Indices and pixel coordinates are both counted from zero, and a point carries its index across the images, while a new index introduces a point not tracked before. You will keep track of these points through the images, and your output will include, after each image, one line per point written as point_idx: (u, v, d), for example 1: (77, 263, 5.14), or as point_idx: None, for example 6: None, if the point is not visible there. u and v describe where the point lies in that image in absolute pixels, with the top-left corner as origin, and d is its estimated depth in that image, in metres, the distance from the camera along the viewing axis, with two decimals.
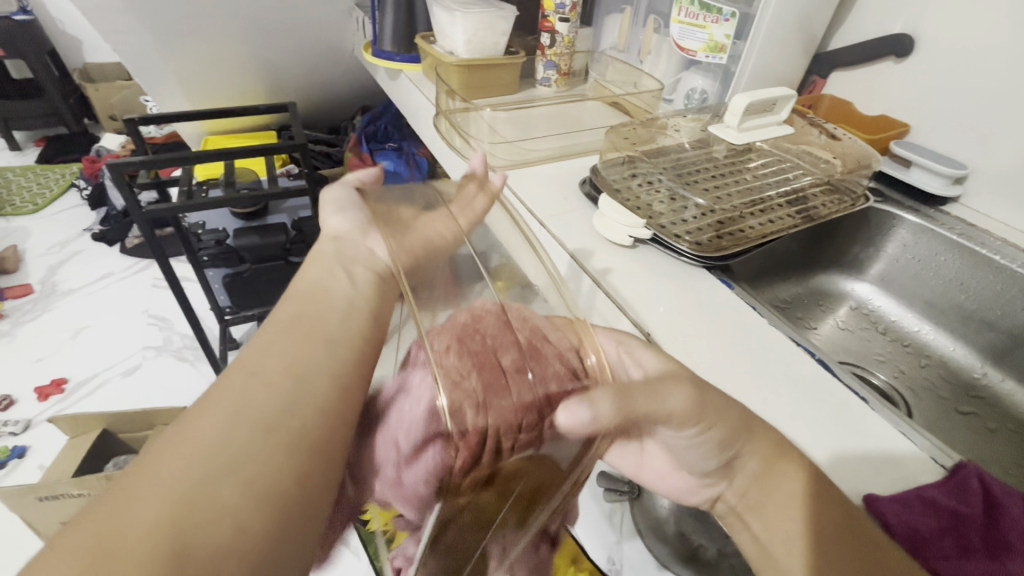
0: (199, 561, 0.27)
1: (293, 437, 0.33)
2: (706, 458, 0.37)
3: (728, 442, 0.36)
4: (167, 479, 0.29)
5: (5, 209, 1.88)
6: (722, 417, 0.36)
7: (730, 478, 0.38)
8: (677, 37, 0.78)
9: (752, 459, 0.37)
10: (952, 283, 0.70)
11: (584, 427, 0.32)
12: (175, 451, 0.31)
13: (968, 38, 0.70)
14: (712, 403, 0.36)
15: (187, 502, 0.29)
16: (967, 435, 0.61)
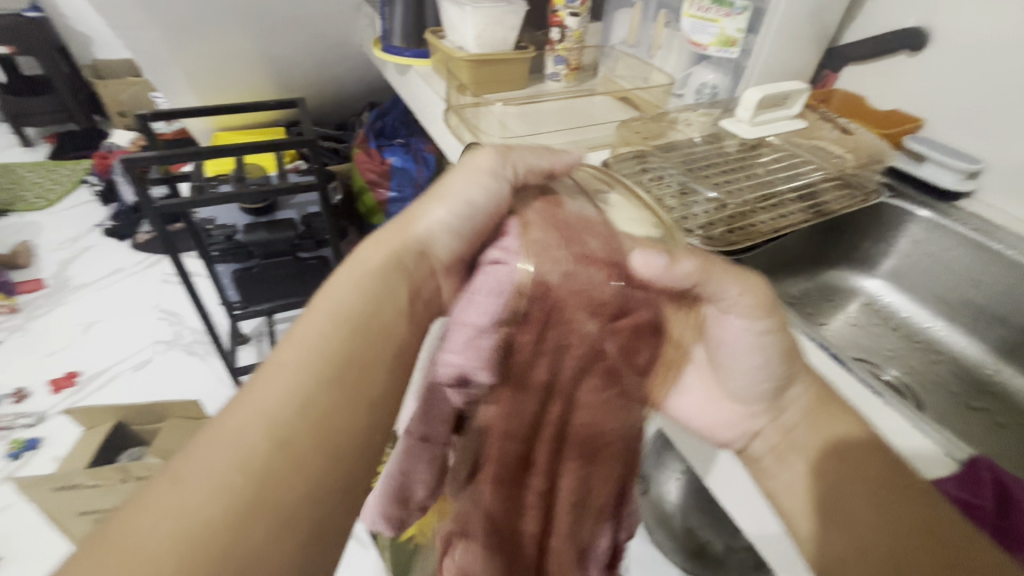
0: (270, 517, 0.27)
1: (342, 436, 0.30)
2: (761, 375, 0.41)
3: (785, 357, 0.40)
4: (232, 439, 0.28)
5: (18, 204, 1.90)
6: (783, 327, 0.40)
7: (779, 413, 0.43)
8: (688, 32, 0.77)
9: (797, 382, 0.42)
10: (964, 279, 0.69)
11: (656, 274, 0.33)
12: (218, 443, 0.28)
13: (984, 32, 0.69)
14: (772, 303, 0.39)
15: (250, 465, 0.27)
16: (979, 431, 0.60)
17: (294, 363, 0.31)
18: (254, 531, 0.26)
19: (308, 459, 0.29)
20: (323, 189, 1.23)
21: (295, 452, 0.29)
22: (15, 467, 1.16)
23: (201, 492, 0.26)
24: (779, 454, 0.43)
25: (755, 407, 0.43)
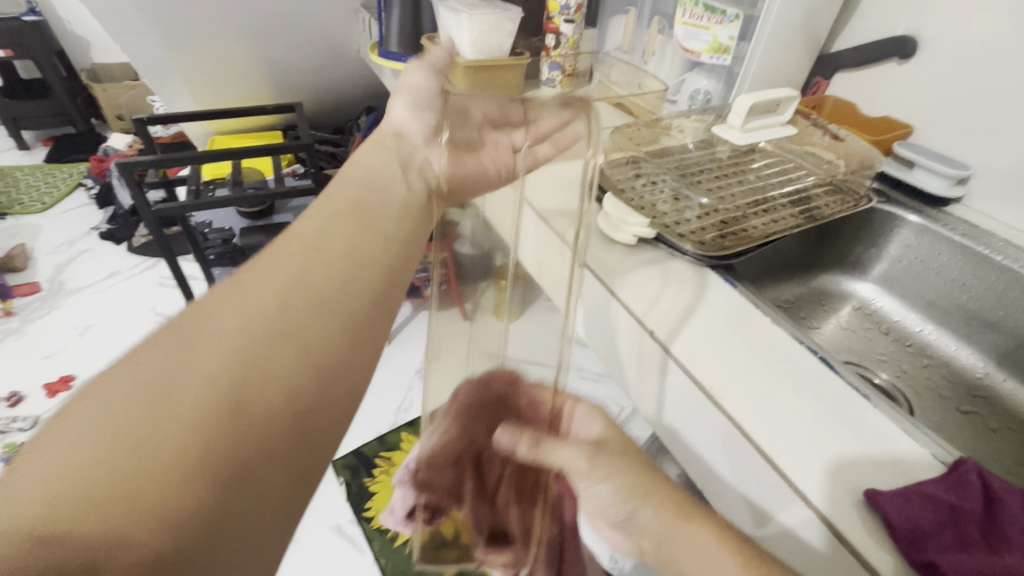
0: (253, 414, 0.30)
1: (318, 342, 0.35)
2: (610, 504, 0.41)
3: (622, 494, 0.40)
4: (220, 342, 0.32)
5: (14, 207, 1.90)
6: (623, 466, 0.41)
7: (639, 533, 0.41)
8: (681, 38, 0.79)
9: (644, 508, 0.40)
10: (954, 284, 0.70)
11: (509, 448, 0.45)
12: (232, 305, 0.34)
13: (971, 40, 0.71)
14: (609, 458, 0.42)
15: (237, 366, 0.31)
16: (969, 435, 0.61)
17: (295, 248, 0.39)
18: (234, 427, 0.29)
19: (281, 370, 0.33)
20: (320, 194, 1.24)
21: (297, 319, 0.35)
22: None
23: (219, 340, 0.32)
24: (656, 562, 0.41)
25: (625, 528, 0.42)
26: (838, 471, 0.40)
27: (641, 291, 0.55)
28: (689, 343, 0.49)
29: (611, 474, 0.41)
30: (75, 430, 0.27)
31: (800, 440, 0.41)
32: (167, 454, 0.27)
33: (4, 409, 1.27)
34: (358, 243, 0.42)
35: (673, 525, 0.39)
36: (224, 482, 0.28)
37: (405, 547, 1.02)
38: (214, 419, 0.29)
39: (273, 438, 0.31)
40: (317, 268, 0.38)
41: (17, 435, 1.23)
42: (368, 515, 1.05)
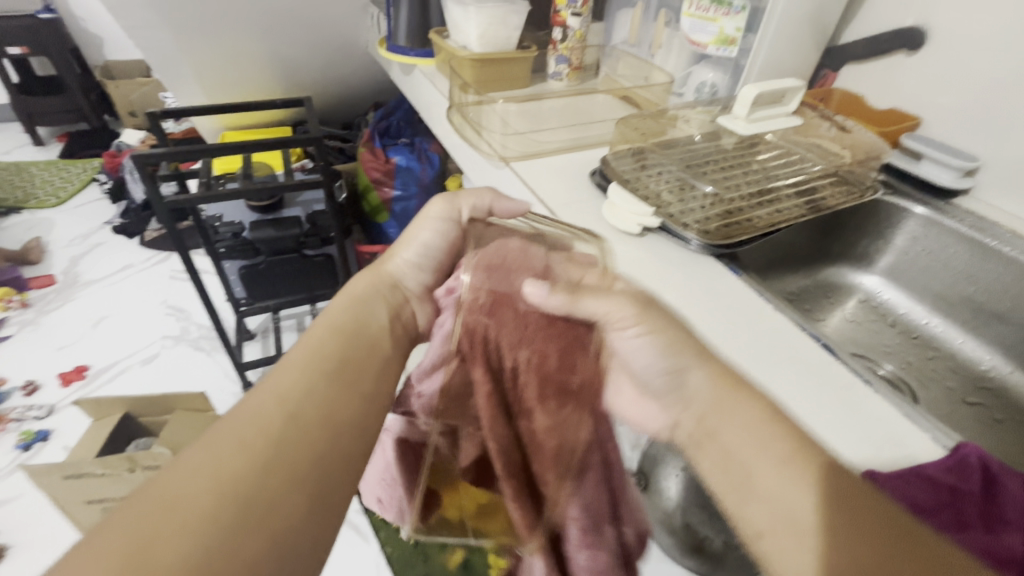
0: None
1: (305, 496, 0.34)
2: (656, 362, 0.38)
3: (667, 346, 0.38)
4: (209, 494, 0.31)
5: (30, 201, 1.93)
6: (668, 323, 0.39)
7: (687, 403, 0.40)
8: (688, 31, 0.78)
9: (695, 367, 0.39)
10: (961, 275, 0.70)
11: (541, 300, 0.36)
12: (222, 452, 0.34)
13: (981, 30, 0.70)
14: (655, 311, 0.38)
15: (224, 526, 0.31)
16: (973, 426, 0.61)
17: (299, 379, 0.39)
18: None
19: (266, 531, 0.32)
20: (329, 187, 1.25)
21: (284, 456, 0.35)
22: (26, 458, 1.17)
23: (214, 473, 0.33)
24: (699, 441, 0.40)
25: (665, 399, 0.41)
26: (835, 450, 0.41)
27: (645, 274, 0.55)
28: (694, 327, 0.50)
29: (657, 328, 0.38)
30: None
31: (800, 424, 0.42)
32: None
33: (20, 398, 1.29)
34: (361, 383, 0.42)
35: (725, 390, 0.38)
36: None
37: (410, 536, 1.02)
38: None
39: None
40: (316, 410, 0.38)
41: (32, 423, 1.25)
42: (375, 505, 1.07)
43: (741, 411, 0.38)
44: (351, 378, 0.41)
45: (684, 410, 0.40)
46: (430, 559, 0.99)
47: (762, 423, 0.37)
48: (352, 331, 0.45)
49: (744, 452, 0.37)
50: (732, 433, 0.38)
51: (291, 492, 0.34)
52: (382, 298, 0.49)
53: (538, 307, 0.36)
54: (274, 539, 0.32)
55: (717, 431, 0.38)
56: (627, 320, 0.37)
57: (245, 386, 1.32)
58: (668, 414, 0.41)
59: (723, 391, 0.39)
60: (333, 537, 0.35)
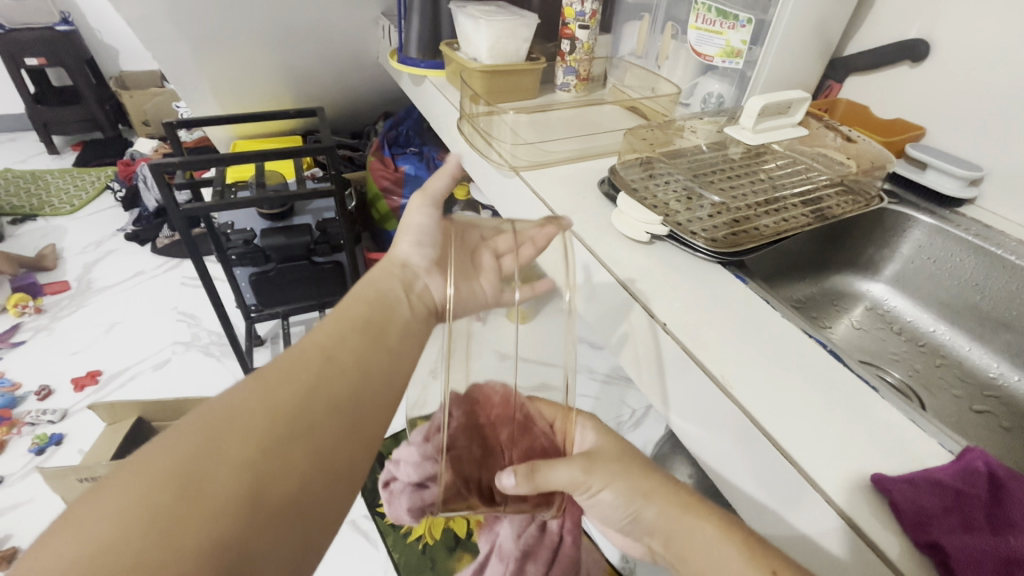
0: (267, 505, 0.35)
1: (333, 439, 0.41)
2: (616, 511, 0.46)
3: (624, 497, 0.45)
4: (255, 428, 0.38)
5: (45, 209, 1.97)
6: (619, 473, 0.46)
7: (645, 527, 0.45)
8: (694, 43, 0.80)
9: (646, 504, 0.44)
10: (967, 283, 0.70)
11: (512, 488, 0.47)
12: (265, 398, 0.40)
13: (985, 43, 0.71)
14: (604, 467, 0.47)
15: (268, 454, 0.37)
16: (981, 433, 0.61)
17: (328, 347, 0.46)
18: (255, 516, 0.35)
19: (300, 462, 0.38)
20: (340, 195, 1.27)
21: (315, 407, 0.41)
22: (40, 461, 1.19)
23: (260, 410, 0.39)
24: (674, 555, 0.44)
25: (629, 521, 0.46)
26: (843, 453, 0.41)
27: (654, 280, 0.57)
28: (702, 331, 0.51)
29: (609, 482, 0.46)
30: (124, 490, 0.33)
31: (807, 427, 0.43)
32: (215, 497, 0.34)
33: (34, 402, 1.31)
34: (381, 356, 0.48)
35: (677, 520, 0.43)
36: (240, 549, 0.33)
37: (418, 542, 1.03)
38: (239, 504, 0.34)
39: (282, 529, 0.36)
40: (344, 373, 0.44)
41: (46, 427, 1.27)
42: (382, 511, 1.08)
43: (699, 534, 0.41)
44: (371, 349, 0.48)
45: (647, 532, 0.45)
46: (438, 565, 0.99)
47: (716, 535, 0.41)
48: (376, 317, 0.51)
49: (714, 575, 0.40)
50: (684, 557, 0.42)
51: (323, 433, 0.40)
52: (393, 277, 0.56)
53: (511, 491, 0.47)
54: (308, 472, 0.38)
55: (683, 554, 0.42)
56: (585, 488, 0.46)
57: None
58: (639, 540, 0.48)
59: (676, 522, 0.43)
60: (352, 477, 0.42)
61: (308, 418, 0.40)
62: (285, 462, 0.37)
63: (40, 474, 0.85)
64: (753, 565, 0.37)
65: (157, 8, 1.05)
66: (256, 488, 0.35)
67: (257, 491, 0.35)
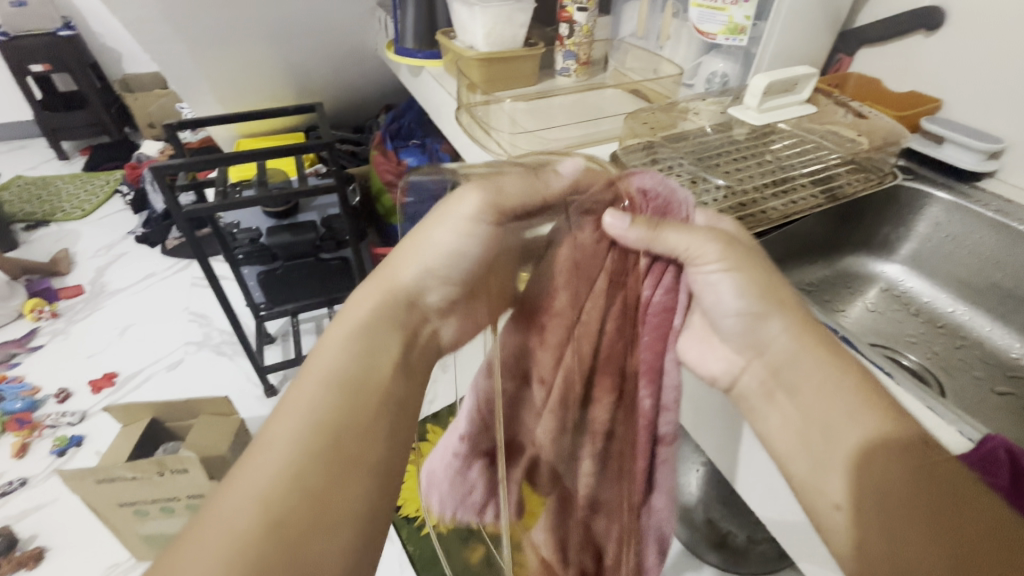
0: (327, 515, 0.36)
1: (367, 429, 0.40)
2: (733, 301, 0.43)
3: (751, 287, 0.43)
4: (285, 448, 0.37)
5: (57, 214, 1.99)
6: (747, 264, 0.43)
7: (762, 350, 0.44)
8: (696, 21, 0.77)
9: (772, 318, 0.43)
10: (987, 261, 0.68)
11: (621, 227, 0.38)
12: (293, 414, 0.39)
13: (1001, 7, 0.68)
14: (737, 252, 0.42)
15: (303, 466, 0.36)
16: (1005, 416, 0.59)
17: (327, 357, 0.42)
18: (313, 522, 0.35)
19: (348, 457, 0.38)
20: (343, 191, 1.26)
21: (347, 402, 0.40)
22: (62, 463, 1.22)
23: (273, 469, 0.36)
24: (770, 391, 0.44)
25: (740, 343, 0.45)
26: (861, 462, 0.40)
27: None
28: None
29: (738, 267, 0.42)
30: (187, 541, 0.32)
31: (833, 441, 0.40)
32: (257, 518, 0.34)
33: (54, 405, 1.34)
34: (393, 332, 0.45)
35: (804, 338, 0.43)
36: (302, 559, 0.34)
37: (431, 534, 1.03)
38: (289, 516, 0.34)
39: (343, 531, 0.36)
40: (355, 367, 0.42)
41: (66, 429, 1.29)
42: (396, 504, 1.08)
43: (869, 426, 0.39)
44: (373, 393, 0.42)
45: (756, 357, 0.45)
46: None
47: (852, 391, 0.40)
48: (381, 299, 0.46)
49: (821, 383, 0.42)
50: (806, 398, 0.42)
51: (367, 430, 0.40)
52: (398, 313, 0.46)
53: (618, 237, 0.39)
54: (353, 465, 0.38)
55: (796, 387, 0.43)
56: (712, 257, 0.41)
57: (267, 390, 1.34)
58: (738, 356, 0.46)
59: (807, 350, 0.42)
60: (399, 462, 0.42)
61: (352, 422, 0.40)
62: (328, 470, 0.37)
63: (59, 475, 0.87)
64: (858, 390, 0.40)
65: (151, 10, 1.04)
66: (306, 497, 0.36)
67: (303, 502, 0.35)
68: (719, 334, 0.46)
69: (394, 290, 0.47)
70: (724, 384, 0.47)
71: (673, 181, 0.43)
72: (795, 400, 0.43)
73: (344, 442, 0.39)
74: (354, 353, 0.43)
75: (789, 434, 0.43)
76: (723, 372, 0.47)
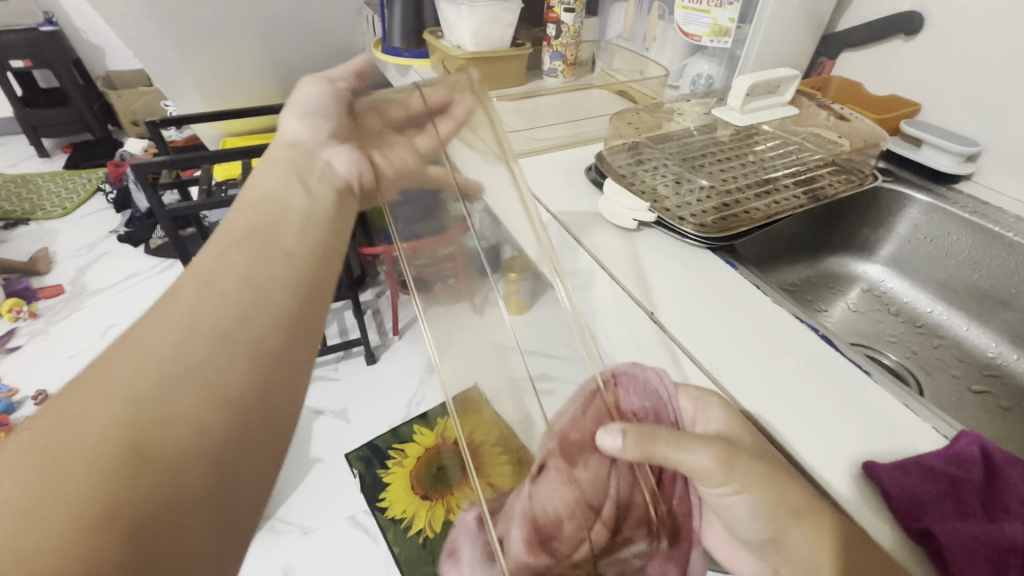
0: (157, 454, 0.29)
1: (229, 354, 0.35)
2: (751, 523, 0.37)
3: (765, 509, 0.36)
4: (125, 382, 0.32)
5: (37, 212, 1.95)
6: (762, 477, 0.36)
7: (783, 559, 0.37)
8: (681, 23, 0.78)
9: (792, 527, 0.35)
10: (964, 262, 0.69)
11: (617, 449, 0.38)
12: (138, 347, 0.34)
13: (977, 14, 0.69)
14: (741, 461, 0.36)
15: (142, 401, 0.31)
16: (982, 414, 0.60)
17: (197, 286, 0.38)
18: (137, 462, 0.29)
19: (198, 394, 0.32)
20: None
21: (215, 331, 0.35)
22: None
23: (106, 402, 0.31)
24: None
25: (763, 551, 0.39)
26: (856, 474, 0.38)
27: (643, 267, 0.55)
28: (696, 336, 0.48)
29: (751, 484, 0.36)
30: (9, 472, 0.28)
31: (816, 443, 0.40)
32: (82, 447, 0.29)
33: (32, 407, 1.31)
34: (276, 264, 0.41)
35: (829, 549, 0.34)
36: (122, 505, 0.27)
37: (417, 536, 1.03)
38: (109, 456, 0.29)
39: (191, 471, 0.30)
40: (219, 300, 0.37)
41: None
42: (382, 506, 1.07)
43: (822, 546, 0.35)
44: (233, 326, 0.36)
45: (780, 567, 0.38)
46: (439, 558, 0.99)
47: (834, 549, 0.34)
48: (264, 220, 0.44)
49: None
50: None
51: (227, 358, 0.35)
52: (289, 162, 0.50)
53: (617, 454, 0.38)
54: (209, 398, 0.33)
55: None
56: (716, 475, 0.36)
57: None
58: (763, 562, 0.40)
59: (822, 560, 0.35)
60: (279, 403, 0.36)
61: (218, 351, 0.35)
62: (176, 404, 0.32)
63: None
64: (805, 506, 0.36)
65: (134, 6, 1.02)
66: (135, 436, 0.30)
67: (135, 440, 0.30)
68: (744, 546, 0.41)
69: (289, 206, 0.46)
70: None
71: (653, 374, 0.44)
72: None
73: (197, 372, 0.33)
74: (231, 278, 0.39)
75: None
76: (756, 573, 0.41)
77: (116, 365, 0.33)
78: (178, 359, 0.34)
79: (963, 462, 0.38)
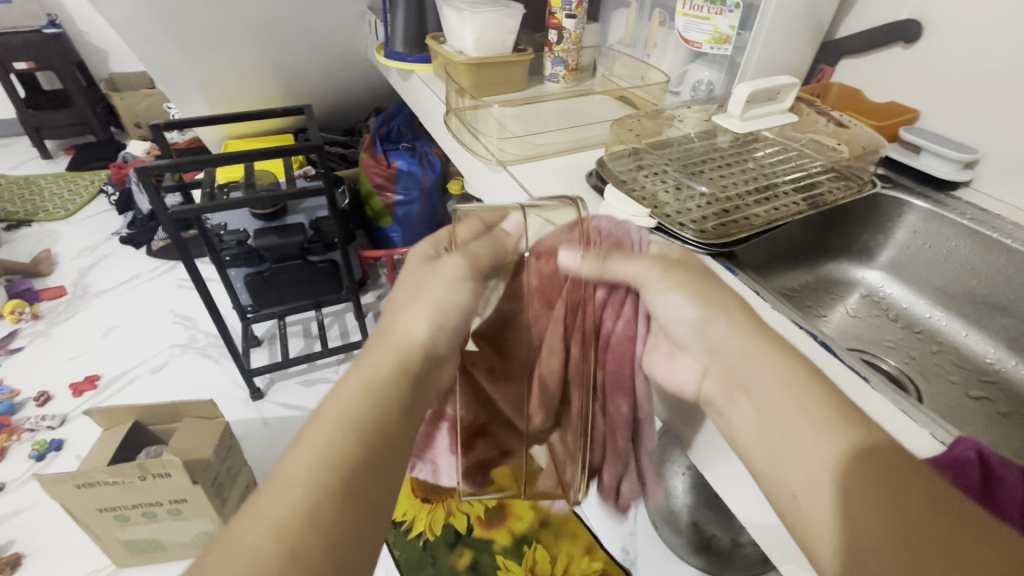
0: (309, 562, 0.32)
1: (368, 459, 0.37)
2: (685, 311, 0.45)
3: (696, 296, 0.45)
4: (288, 484, 0.35)
5: (39, 214, 1.96)
6: (692, 277, 0.46)
7: (714, 353, 0.45)
8: (682, 30, 0.79)
9: (717, 318, 0.44)
10: (962, 268, 0.69)
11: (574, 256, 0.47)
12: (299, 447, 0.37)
13: (976, 21, 0.70)
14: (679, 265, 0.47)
15: (300, 510, 0.34)
16: (981, 420, 0.60)
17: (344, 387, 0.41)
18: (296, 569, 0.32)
19: (346, 501, 0.35)
20: (332, 193, 1.25)
21: (357, 430, 0.38)
22: (40, 467, 1.19)
23: (275, 505, 0.34)
24: (729, 393, 0.44)
25: (695, 351, 0.46)
26: None
27: None
28: None
29: (682, 281, 0.45)
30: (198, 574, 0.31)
31: None
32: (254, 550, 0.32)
33: (33, 408, 1.31)
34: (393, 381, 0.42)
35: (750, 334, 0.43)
36: None
37: (418, 539, 1.03)
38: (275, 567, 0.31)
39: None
40: (354, 402, 0.40)
41: (45, 433, 1.27)
42: None
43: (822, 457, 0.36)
44: (374, 415, 0.39)
45: (712, 360, 0.45)
46: (439, 561, 0.99)
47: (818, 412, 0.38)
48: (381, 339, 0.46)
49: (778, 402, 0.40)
50: (762, 396, 0.41)
51: (365, 463, 0.37)
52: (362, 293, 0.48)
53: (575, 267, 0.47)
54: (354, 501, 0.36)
55: (752, 384, 0.42)
56: (652, 275, 0.46)
57: (253, 393, 1.33)
58: (697, 367, 0.46)
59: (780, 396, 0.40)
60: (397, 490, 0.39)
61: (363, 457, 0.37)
62: (330, 512, 0.34)
63: (38, 481, 0.85)
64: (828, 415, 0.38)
65: (139, 11, 1.03)
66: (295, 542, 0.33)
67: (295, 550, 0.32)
68: (681, 351, 0.47)
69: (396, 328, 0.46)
70: (692, 393, 0.47)
71: (634, 225, 0.51)
72: (750, 399, 0.42)
73: (344, 474, 0.36)
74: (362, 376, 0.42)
75: (749, 430, 0.42)
76: (689, 381, 0.47)
77: (279, 469, 0.36)
78: (330, 457, 0.36)
79: (960, 466, 0.38)
